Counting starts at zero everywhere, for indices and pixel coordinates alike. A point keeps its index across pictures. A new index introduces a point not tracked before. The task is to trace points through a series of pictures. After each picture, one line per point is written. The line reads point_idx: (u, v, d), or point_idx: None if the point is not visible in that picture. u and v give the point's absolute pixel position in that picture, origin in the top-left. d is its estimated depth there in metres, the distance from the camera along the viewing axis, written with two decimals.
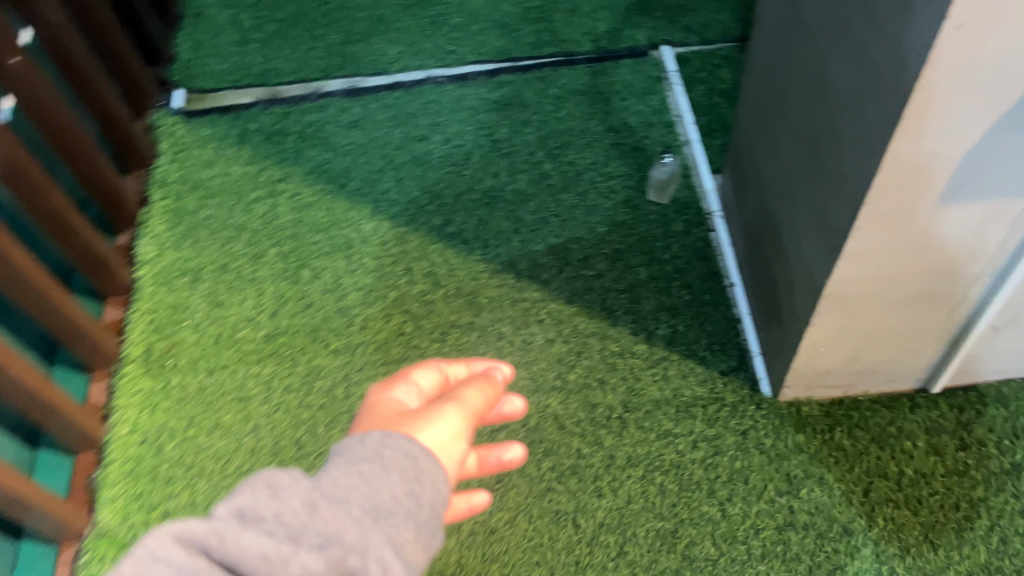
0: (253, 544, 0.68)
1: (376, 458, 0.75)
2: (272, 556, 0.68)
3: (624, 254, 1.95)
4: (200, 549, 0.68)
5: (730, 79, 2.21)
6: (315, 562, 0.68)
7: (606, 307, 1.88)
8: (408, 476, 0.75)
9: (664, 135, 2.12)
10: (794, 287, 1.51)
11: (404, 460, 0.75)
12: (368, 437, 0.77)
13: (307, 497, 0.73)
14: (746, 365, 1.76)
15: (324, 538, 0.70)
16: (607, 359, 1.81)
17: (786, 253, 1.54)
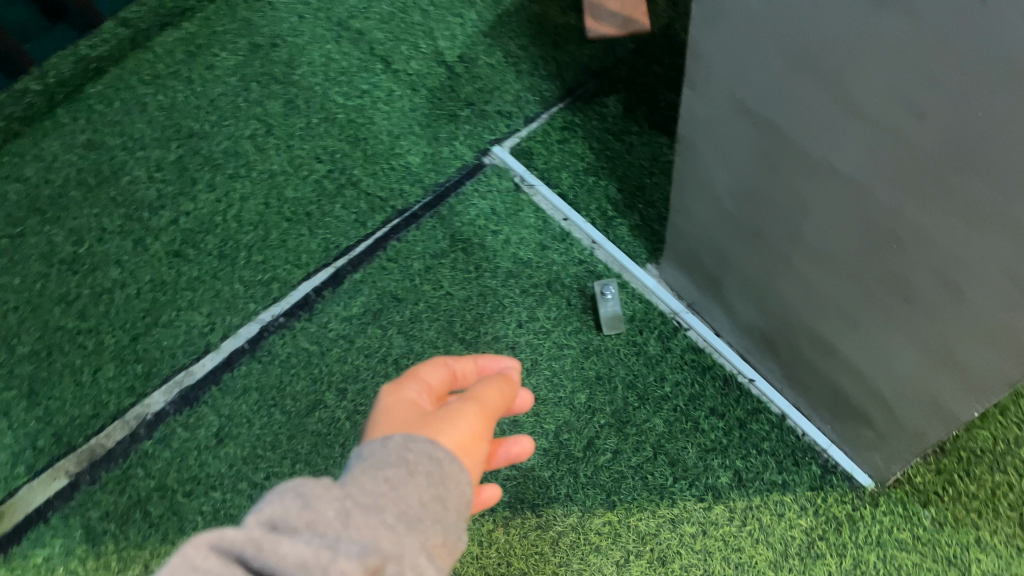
0: (296, 560, 0.72)
1: (404, 460, 0.88)
2: (312, 559, 0.73)
3: (625, 414, 1.63)
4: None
5: (586, 147, 1.89)
6: (344, 556, 0.74)
7: (650, 486, 1.57)
8: (434, 481, 0.87)
9: (567, 250, 1.80)
10: (887, 403, 1.27)
11: (428, 464, 0.88)
12: (392, 441, 0.90)
13: (333, 514, 0.79)
14: (830, 465, 1.53)
15: (360, 546, 0.76)
16: (693, 546, 1.52)
17: (853, 366, 1.29)
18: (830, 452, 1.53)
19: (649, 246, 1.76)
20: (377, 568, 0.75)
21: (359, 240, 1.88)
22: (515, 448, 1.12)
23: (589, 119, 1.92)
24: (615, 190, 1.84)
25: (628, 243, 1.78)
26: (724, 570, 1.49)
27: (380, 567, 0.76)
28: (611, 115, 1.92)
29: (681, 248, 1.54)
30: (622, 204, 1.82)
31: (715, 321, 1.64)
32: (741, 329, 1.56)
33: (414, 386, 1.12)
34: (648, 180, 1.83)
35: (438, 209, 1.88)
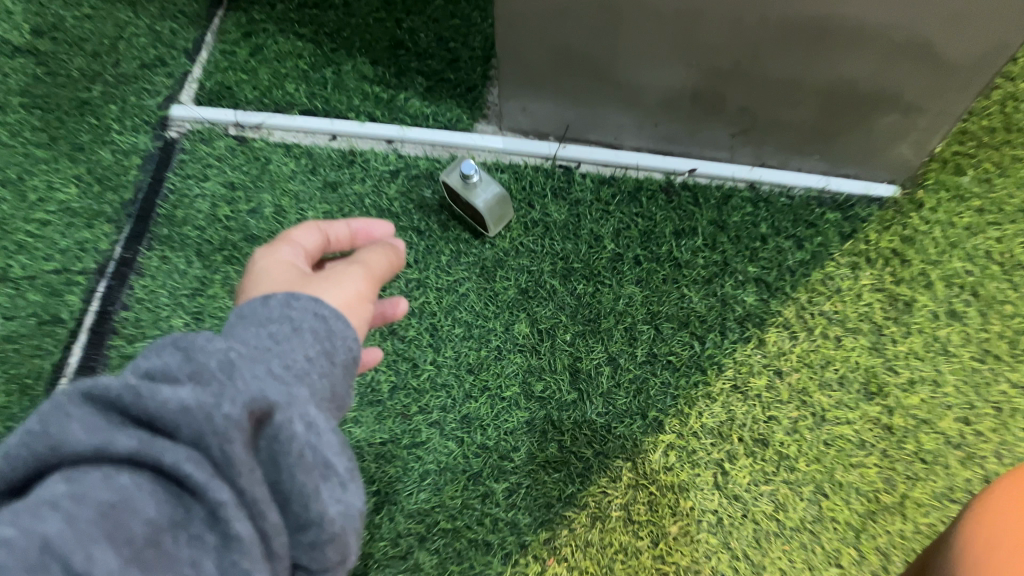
0: (181, 415, 0.49)
1: (285, 317, 0.64)
2: (197, 409, 0.49)
3: (588, 310, 1.12)
4: (122, 456, 0.49)
5: (293, 38, 1.29)
6: (245, 400, 0.51)
7: (681, 369, 1.08)
8: (320, 337, 0.64)
9: (366, 172, 1.21)
10: (940, 37, 0.87)
11: (313, 319, 0.65)
12: (268, 299, 0.66)
13: (207, 350, 0.54)
14: (843, 200, 1.14)
15: (254, 389, 0.53)
16: (781, 400, 1.07)
17: (860, 23, 0.88)
18: (833, 186, 1.15)
19: (463, 103, 1.24)
20: (264, 414, 0.53)
21: (69, 349, 1.12)
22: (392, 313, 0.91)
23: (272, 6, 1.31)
24: (369, 65, 1.27)
25: (433, 114, 1.24)
26: (834, 399, 1.06)
27: (271, 416, 0.53)
28: None
29: (534, 48, 1.03)
30: (391, 75, 1.26)
31: (613, 127, 1.16)
32: (659, 107, 1.10)
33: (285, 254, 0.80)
34: (399, 31, 1.28)
35: (150, 234, 1.20)
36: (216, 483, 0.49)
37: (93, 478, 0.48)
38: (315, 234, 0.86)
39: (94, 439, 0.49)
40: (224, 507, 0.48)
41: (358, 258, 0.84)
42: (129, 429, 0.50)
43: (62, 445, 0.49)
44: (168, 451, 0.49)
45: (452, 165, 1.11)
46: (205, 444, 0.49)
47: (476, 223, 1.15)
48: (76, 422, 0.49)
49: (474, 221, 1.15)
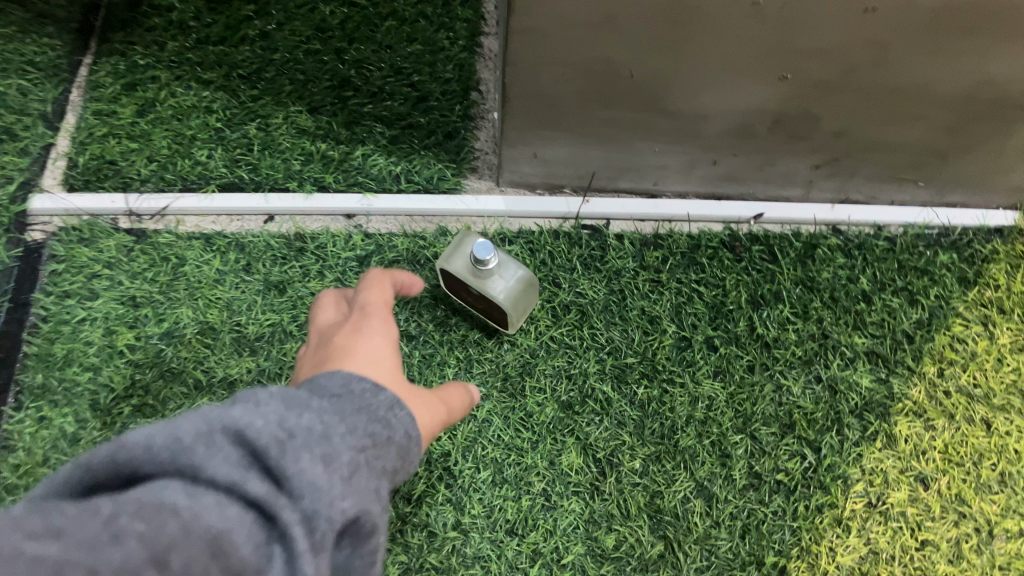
0: (304, 489, 0.41)
1: (387, 423, 0.50)
2: (326, 492, 0.42)
3: (659, 422, 0.82)
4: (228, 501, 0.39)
5: (197, 87, 0.94)
6: (352, 504, 0.43)
7: (798, 491, 0.80)
8: (402, 452, 0.51)
9: (323, 261, 0.87)
10: None
11: (403, 440, 0.51)
12: (376, 391, 0.53)
13: (323, 426, 0.46)
14: (956, 237, 0.89)
15: (358, 496, 0.45)
16: (933, 516, 0.80)
17: None
18: (940, 219, 0.90)
19: (444, 155, 0.92)
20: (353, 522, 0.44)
21: None
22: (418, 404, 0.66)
23: (160, 45, 0.96)
24: (307, 114, 0.93)
25: (406, 173, 0.92)
26: (999, 505, 0.80)
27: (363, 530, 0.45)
28: (190, 15, 0.97)
29: (554, 76, 0.71)
30: (338, 125, 0.92)
31: (653, 168, 0.87)
32: (723, 137, 0.80)
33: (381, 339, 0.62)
34: (341, 66, 0.94)
35: (18, 385, 0.82)
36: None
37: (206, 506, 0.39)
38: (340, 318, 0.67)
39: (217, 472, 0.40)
40: None
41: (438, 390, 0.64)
42: (256, 472, 0.41)
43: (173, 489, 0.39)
44: (287, 512, 0.40)
45: (454, 245, 0.78)
46: (310, 529, 0.41)
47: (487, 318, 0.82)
48: (224, 453, 0.41)
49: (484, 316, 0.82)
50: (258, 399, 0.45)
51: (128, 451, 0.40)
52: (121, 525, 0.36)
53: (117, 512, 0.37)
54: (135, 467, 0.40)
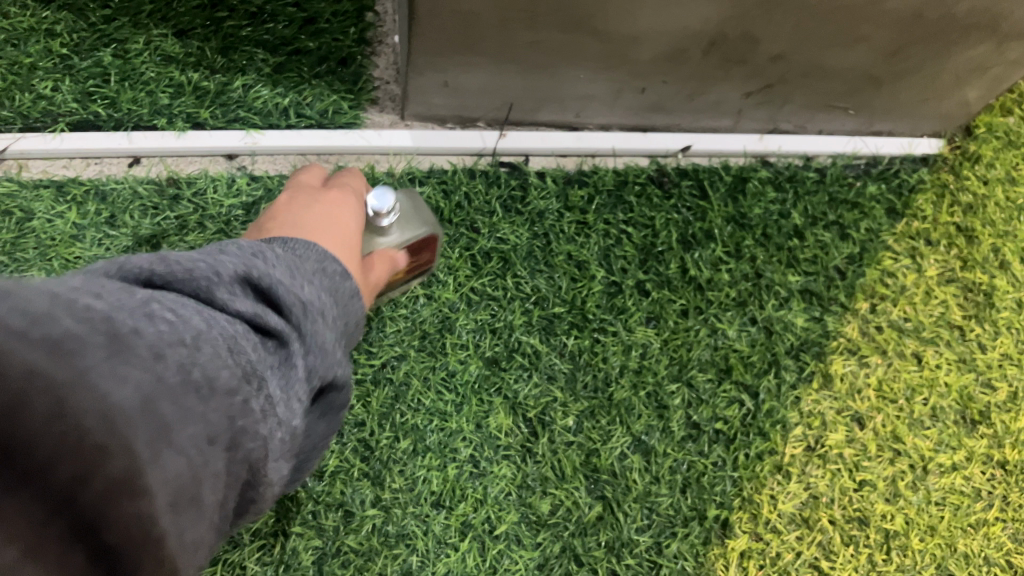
0: (316, 348, 0.40)
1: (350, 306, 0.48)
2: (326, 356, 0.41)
3: (592, 376, 0.76)
4: (301, 358, 0.39)
5: (34, 5, 0.78)
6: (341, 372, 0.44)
7: (737, 440, 0.76)
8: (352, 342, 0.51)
9: (203, 211, 0.75)
10: None
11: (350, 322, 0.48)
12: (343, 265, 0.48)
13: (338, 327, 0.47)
14: (884, 168, 0.86)
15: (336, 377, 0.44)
16: (871, 456, 0.77)
17: None
18: (867, 148, 0.87)
19: (339, 84, 0.81)
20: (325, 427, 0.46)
21: None
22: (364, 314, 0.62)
23: None
24: (173, 38, 0.79)
25: (296, 107, 0.80)
26: (932, 441, 0.79)
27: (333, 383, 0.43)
28: None
29: None
30: (213, 52, 0.79)
31: (577, 99, 0.79)
32: (654, 61, 0.73)
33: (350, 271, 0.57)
34: None
35: None
36: (297, 405, 0.38)
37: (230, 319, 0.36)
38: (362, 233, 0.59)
39: (310, 332, 0.40)
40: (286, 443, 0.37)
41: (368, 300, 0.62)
42: (270, 309, 0.38)
43: (278, 322, 0.38)
44: (298, 354, 0.38)
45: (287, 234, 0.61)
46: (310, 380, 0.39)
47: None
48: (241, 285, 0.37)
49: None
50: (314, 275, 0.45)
51: (248, 264, 0.39)
52: (156, 310, 0.32)
53: (151, 299, 0.32)
54: (164, 274, 0.35)
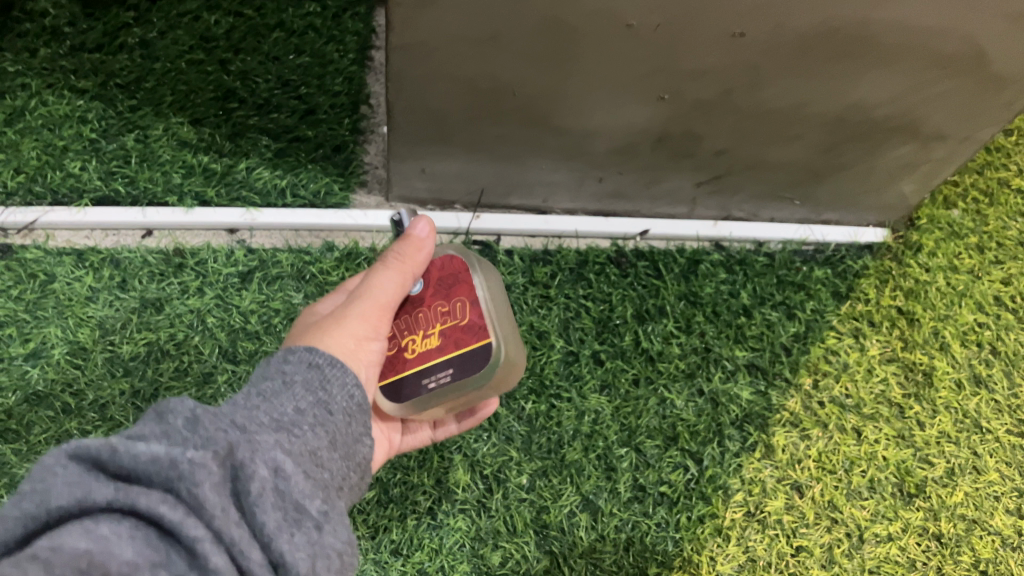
0: (153, 465, 0.38)
1: (276, 373, 0.52)
2: (173, 454, 0.39)
3: (546, 437, 0.82)
4: (187, 514, 0.37)
5: (69, 96, 0.90)
6: (226, 450, 0.41)
7: (680, 503, 0.81)
8: (315, 385, 0.52)
9: (203, 278, 0.85)
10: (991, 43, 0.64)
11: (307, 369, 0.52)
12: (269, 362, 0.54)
13: (263, 438, 0.44)
14: (830, 253, 0.93)
15: (231, 450, 0.41)
16: (808, 523, 0.82)
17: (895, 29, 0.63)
18: (816, 236, 0.93)
19: (332, 168, 0.91)
20: (311, 527, 0.41)
21: None
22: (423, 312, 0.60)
23: (32, 52, 0.91)
24: (188, 125, 0.90)
25: (292, 188, 0.90)
26: (869, 511, 0.83)
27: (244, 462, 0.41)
28: (64, 20, 0.91)
29: (441, 93, 0.71)
30: (222, 137, 0.90)
31: (543, 185, 0.88)
32: (609, 155, 0.82)
33: (378, 335, 0.58)
34: (226, 77, 0.91)
35: None
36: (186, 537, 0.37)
37: (71, 534, 0.37)
38: (396, 285, 0.58)
39: (187, 473, 0.38)
40: (198, 547, 0.36)
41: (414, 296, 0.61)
42: (104, 483, 0.39)
43: (147, 495, 0.38)
44: (142, 497, 0.38)
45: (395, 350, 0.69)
46: (179, 498, 0.38)
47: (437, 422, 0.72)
48: (65, 480, 0.38)
49: (424, 429, 0.71)
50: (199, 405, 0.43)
51: (58, 470, 0.39)
52: None
53: None
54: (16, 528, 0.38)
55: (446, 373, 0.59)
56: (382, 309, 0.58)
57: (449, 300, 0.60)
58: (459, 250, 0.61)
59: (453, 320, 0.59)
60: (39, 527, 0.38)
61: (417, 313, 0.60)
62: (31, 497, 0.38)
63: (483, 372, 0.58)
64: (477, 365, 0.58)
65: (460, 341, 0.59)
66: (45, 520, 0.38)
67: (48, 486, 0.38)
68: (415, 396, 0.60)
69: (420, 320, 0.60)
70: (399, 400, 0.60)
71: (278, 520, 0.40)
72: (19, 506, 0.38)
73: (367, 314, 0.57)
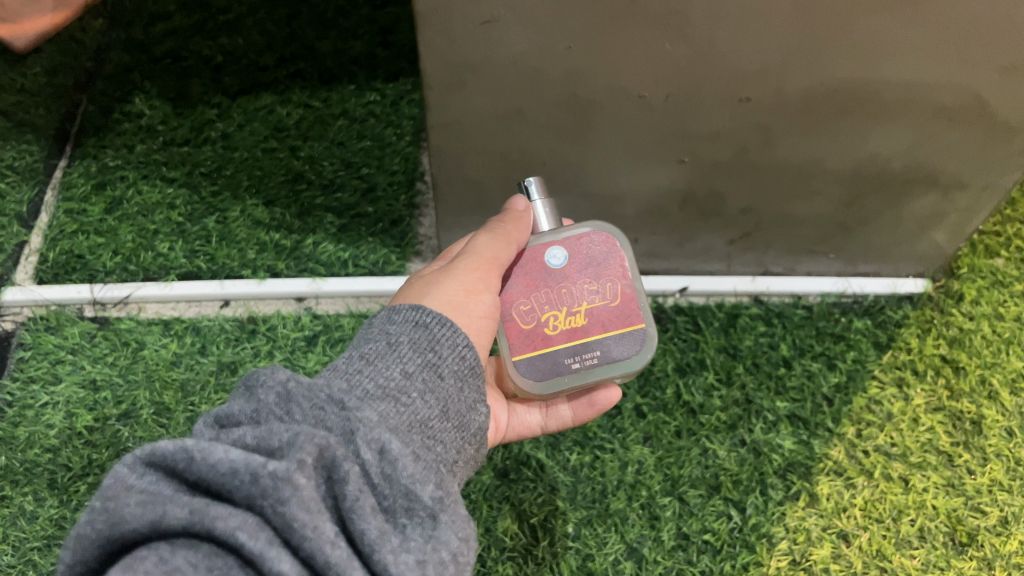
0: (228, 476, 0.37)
1: (381, 335, 0.54)
2: (247, 467, 0.37)
3: (591, 488, 0.86)
4: (270, 542, 0.36)
5: (161, 184, 1.02)
6: (315, 455, 0.39)
7: (723, 550, 0.83)
8: (423, 347, 0.54)
9: (274, 342, 0.93)
10: (985, 96, 0.68)
11: (417, 327, 0.55)
12: (371, 323, 0.57)
13: (364, 417, 0.45)
14: (869, 304, 0.96)
15: (323, 448, 0.40)
16: (856, 572, 0.82)
17: (886, 87, 0.68)
18: (853, 288, 0.96)
19: (390, 241, 1.00)
20: (425, 517, 0.42)
21: None
22: (569, 280, 0.65)
23: (130, 148, 1.05)
24: (262, 207, 1.00)
25: (353, 259, 0.98)
26: (919, 560, 0.83)
27: (338, 464, 0.40)
28: (157, 120, 1.06)
29: (478, 165, 0.80)
30: (291, 216, 1.00)
31: None
32: (639, 216, 0.89)
33: (488, 288, 0.61)
34: (295, 162, 1.02)
35: None
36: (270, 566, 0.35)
37: (145, 565, 0.36)
38: (500, 243, 0.62)
39: (269, 490, 0.37)
40: None
41: (560, 267, 0.65)
42: (179, 499, 0.37)
43: (226, 518, 0.36)
44: (220, 521, 0.36)
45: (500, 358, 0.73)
46: (260, 523, 0.37)
47: (549, 407, 0.72)
48: (136, 495, 0.38)
49: (533, 415, 0.72)
50: (290, 377, 0.46)
51: (126, 484, 0.38)
52: None
53: None
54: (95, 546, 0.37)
55: (594, 356, 0.64)
56: (488, 265, 0.62)
57: (597, 279, 0.65)
58: (603, 228, 0.66)
59: (600, 301, 0.65)
60: (116, 547, 0.37)
61: (560, 288, 0.65)
62: (100, 517, 0.37)
63: (636, 356, 0.64)
64: (630, 348, 0.64)
65: (612, 326, 0.64)
66: (120, 541, 0.37)
67: (116, 507, 0.37)
68: (556, 371, 0.64)
69: (563, 295, 0.65)
70: (536, 378, 0.64)
71: (382, 527, 0.40)
72: (92, 525, 0.37)
73: (475, 268, 0.61)
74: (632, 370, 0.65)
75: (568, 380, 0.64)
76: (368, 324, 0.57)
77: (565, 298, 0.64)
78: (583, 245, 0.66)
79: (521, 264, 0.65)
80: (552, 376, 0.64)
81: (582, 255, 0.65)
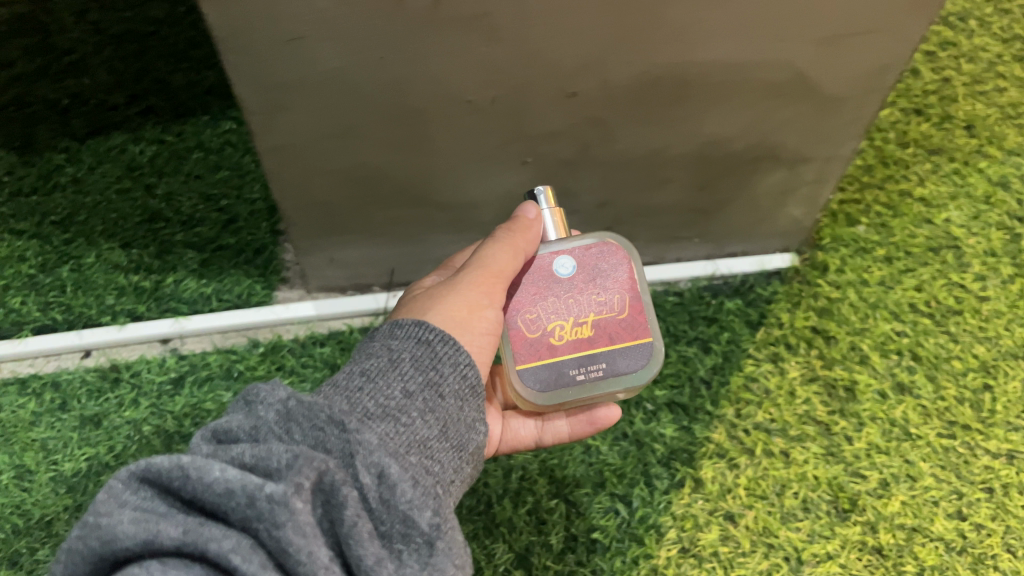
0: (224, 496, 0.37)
1: (383, 351, 0.52)
2: (244, 488, 0.37)
3: (476, 499, 0.84)
4: (265, 564, 0.36)
5: (11, 238, 0.98)
6: (313, 478, 0.39)
7: (613, 547, 0.82)
8: (425, 365, 0.52)
9: (138, 389, 0.90)
10: (811, 70, 0.68)
11: (418, 345, 0.53)
12: (373, 337, 0.55)
13: (366, 439, 0.44)
14: (737, 284, 0.97)
15: (319, 472, 0.39)
16: (745, 552, 0.82)
17: (710, 70, 0.68)
18: (721, 270, 0.97)
19: (253, 271, 0.97)
20: (422, 544, 0.41)
21: None
22: (577, 290, 0.61)
23: None
24: (118, 250, 0.97)
25: (217, 293, 0.96)
26: (805, 532, 0.83)
27: (336, 487, 0.40)
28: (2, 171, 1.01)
29: (325, 186, 0.78)
30: (150, 256, 0.97)
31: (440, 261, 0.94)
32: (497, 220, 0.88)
33: (491, 303, 0.59)
34: (151, 200, 0.99)
35: None
36: None
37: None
38: (507, 255, 0.59)
39: (265, 512, 0.36)
40: None
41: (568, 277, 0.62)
42: (172, 520, 0.37)
43: (220, 540, 0.36)
44: (214, 543, 0.36)
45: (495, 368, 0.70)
46: (252, 546, 0.36)
47: (544, 422, 0.69)
48: (128, 513, 0.37)
49: (528, 428, 0.69)
50: (292, 396, 0.45)
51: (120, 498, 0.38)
52: None
53: None
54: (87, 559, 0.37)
55: (600, 368, 0.60)
56: (494, 278, 0.59)
57: (606, 289, 0.61)
58: (611, 238, 0.63)
59: (608, 313, 0.61)
60: (106, 565, 0.36)
61: (568, 297, 0.61)
62: (94, 533, 0.36)
63: (643, 370, 0.61)
64: (638, 362, 0.61)
65: (619, 337, 0.61)
66: (111, 560, 0.36)
67: (110, 523, 0.36)
68: (560, 384, 0.60)
69: (570, 304, 0.61)
70: (538, 388, 0.60)
71: (377, 554, 0.39)
72: (85, 540, 0.37)
73: (479, 282, 0.59)
74: (638, 385, 0.61)
75: (572, 394, 0.60)
76: (370, 339, 0.55)
77: (574, 308, 0.61)
78: (589, 256, 0.62)
79: (528, 274, 0.62)
80: (557, 390, 0.60)
81: (591, 266, 0.62)
